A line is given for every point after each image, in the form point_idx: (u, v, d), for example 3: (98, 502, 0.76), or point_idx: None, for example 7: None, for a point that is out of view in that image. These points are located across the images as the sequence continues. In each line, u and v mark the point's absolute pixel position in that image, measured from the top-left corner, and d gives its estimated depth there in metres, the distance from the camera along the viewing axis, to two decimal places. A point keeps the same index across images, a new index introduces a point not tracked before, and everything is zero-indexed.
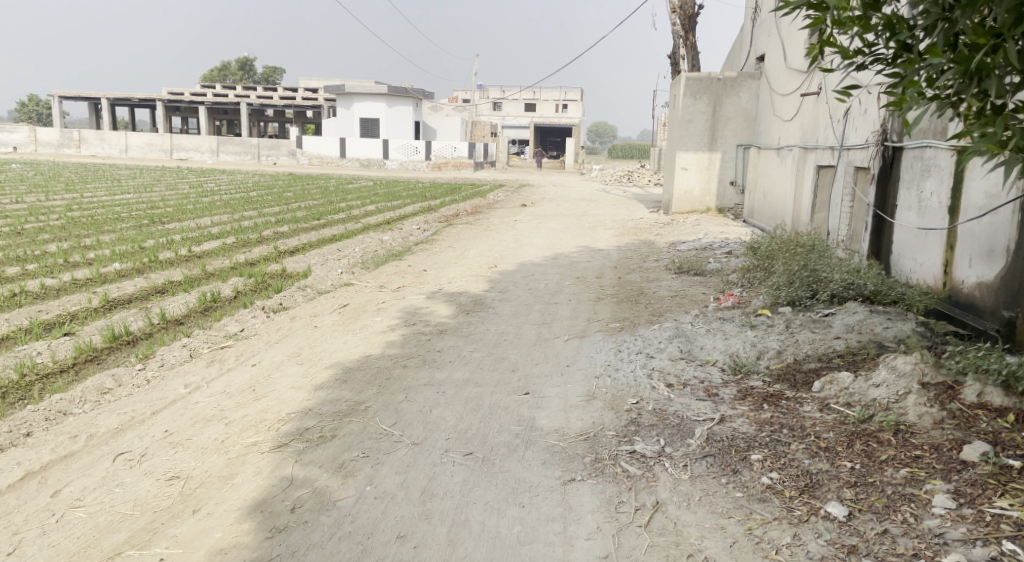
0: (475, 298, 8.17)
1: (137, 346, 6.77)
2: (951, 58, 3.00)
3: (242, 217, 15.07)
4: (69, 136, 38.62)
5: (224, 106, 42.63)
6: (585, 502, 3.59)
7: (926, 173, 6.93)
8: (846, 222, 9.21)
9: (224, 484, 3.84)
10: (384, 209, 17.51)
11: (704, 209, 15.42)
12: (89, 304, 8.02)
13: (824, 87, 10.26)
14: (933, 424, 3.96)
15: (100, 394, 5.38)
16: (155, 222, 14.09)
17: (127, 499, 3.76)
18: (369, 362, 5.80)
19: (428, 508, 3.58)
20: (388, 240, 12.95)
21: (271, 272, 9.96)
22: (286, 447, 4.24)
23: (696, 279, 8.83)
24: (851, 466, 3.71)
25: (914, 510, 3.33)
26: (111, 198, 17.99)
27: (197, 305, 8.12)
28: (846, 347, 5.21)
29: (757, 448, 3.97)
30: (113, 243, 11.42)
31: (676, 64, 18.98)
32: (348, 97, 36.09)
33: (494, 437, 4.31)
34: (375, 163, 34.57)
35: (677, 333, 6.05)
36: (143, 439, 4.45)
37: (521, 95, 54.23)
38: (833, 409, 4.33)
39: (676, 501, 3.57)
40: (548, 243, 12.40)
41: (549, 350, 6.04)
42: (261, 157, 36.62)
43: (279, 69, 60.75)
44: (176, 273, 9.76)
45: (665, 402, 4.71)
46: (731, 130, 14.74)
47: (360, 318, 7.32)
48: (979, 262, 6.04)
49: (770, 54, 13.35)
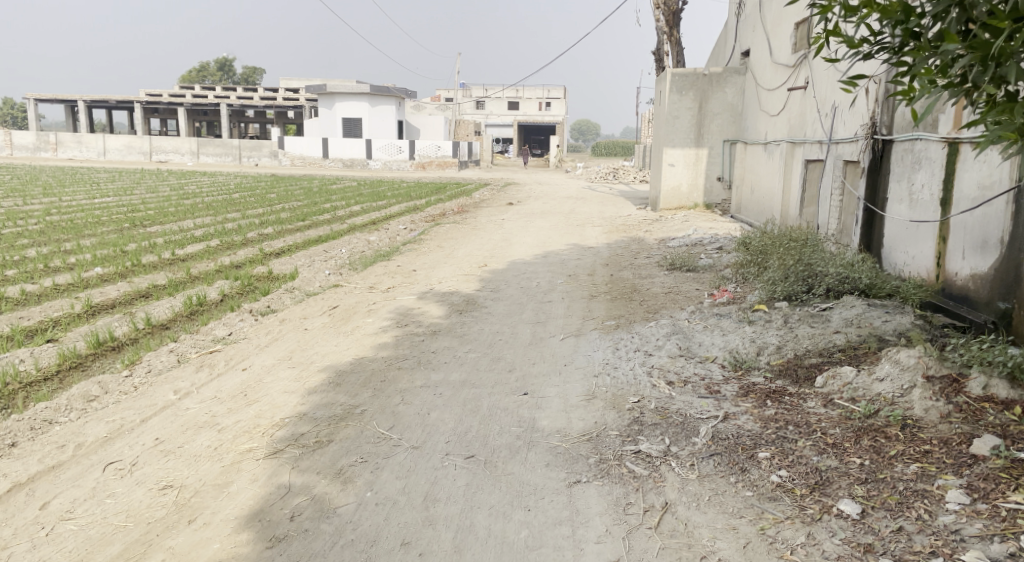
0: (466, 298, 8.07)
1: (123, 352, 6.61)
2: (968, 44, 2.95)
3: (225, 219, 14.86)
4: (46, 139, 38.08)
5: (204, 107, 42.21)
6: (592, 504, 3.52)
7: (917, 165, 6.90)
8: (836, 216, 9.20)
9: (219, 493, 3.73)
10: (369, 209, 17.34)
11: (692, 206, 15.40)
12: (72, 310, 7.84)
13: (812, 80, 10.23)
14: (940, 418, 3.92)
15: (87, 402, 5.23)
16: (136, 225, 13.87)
17: (119, 510, 3.63)
18: (363, 365, 5.69)
19: (431, 513, 3.49)
20: (375, 240, 12.80)
21: (257, 274, 9.81)
22: (282, 454, 4.12)
23: (688, 275, 8.78)
24: (861, 462, 3.65)
25: (928, 507, 3.28)
26: (90, 201, 17.71)
27: (184, 309, 7.98)
28: (846, 342, 5.16)
29: (764, 446, 3.90)
30: (94, 248, 11.22)
31: (660, 60, 18.96)
32: (330, 97, 35.86)
33: (495, 439, 4.22)
34: (358, 163, 34.31)
35: (674, 329, 5.99)
36: (134, 448, 4.32)
37: (504, 93, 54.11)
38: (838, 404, 4.28)
39: (685, 501, 3.50)
40: (537, 241, 12.32)
41: (545, 350, 5.95)
42: (242, 158, 36.26)
43: (260, 70, 60.49)
44: (160, 277, 9.59)
45: (667, 400, 4.64)
46: (718, 126, 14.72)
47: (351, 319, 7.21)
48: (972, 254, 6.03)
49: (756, 49, 13.33)
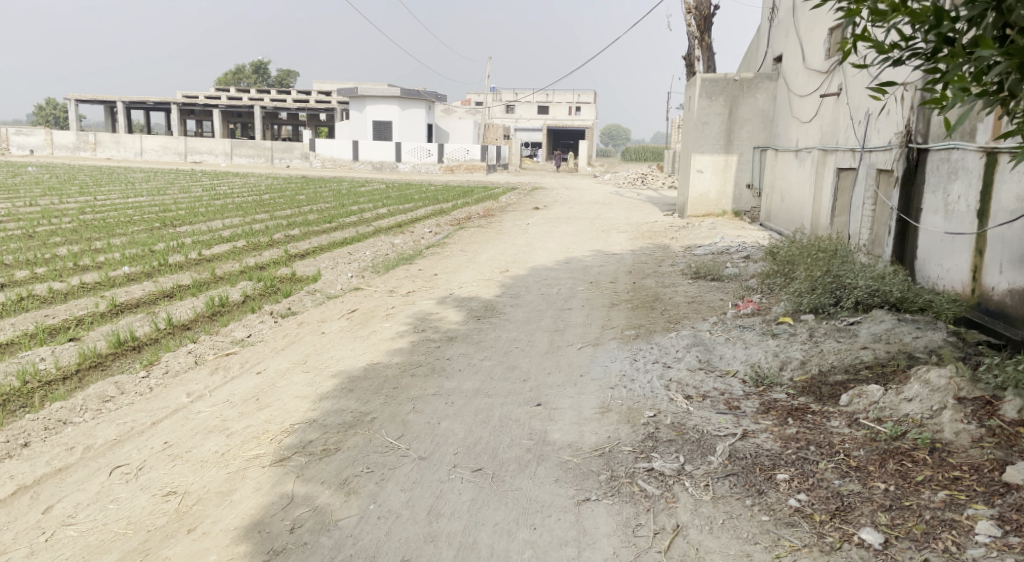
0: (486, 304, 7.98)
1: (143, 352, 6.61)
2: (1004, 51, 2.78)
3: (253, 220, 14.94)
4: (85, 139, 38.86)
5: (238, 109, 42.75)
6: (600, 525, 3.39)
7: (953, 176, 6.67)
8: (867, 226, 8.96)
9: (221, 501, 3.67)
10: (396, 212, 17.33)
11: (719, 213, 15.17)
12: (96, 309, 7.89)
13: (846, 86, 9.98)
14: (971, 442, 3.73)
15: (102, 402, 5.22)
16: (166, 225, 14.01)
17: (120, 516, 3.59)
18: (376, 371, 5.62)
19: (434, 529, 3.39)
20: (399, 244, 12.77)
21: (280, 276, 9.81)
22: (288, 461, 4.05)
23: (713, 285, 8.59)
24: (885, 487, 3.48)
25: (955, 538, 3.11)
26: (124, 200, 17.96)
27: (205, 310, 7.97)
28: (874, 358, 4.97)
29: (783, 467, 3.75)
30: (123, 246, 11.33)
31: (690, 65, 18.74)
32: (362, 100, 36.15)
33: (503, 452, 4.11)
34: (388, 165, 34.42)
35: (695, 341, 5.84)
36: (141, 451, 4.28)
37: (534, 98, 54.11)
38: (862, 424, 4.10)
39: (697, 524, 3.36)
40: (561, 247, 12.18)
41: (562, 359, 5.83)
42: (274, 160, 36.59)
43: (293, 72, 61.23)
44: (185, 277, 9.63)
45: (684, 415, 4.49)
46: (748, 133, 14.48)
47: (369, 324, 7.14)
48: (1010, 268, 5.79)
49: (788, 55, 13.09)
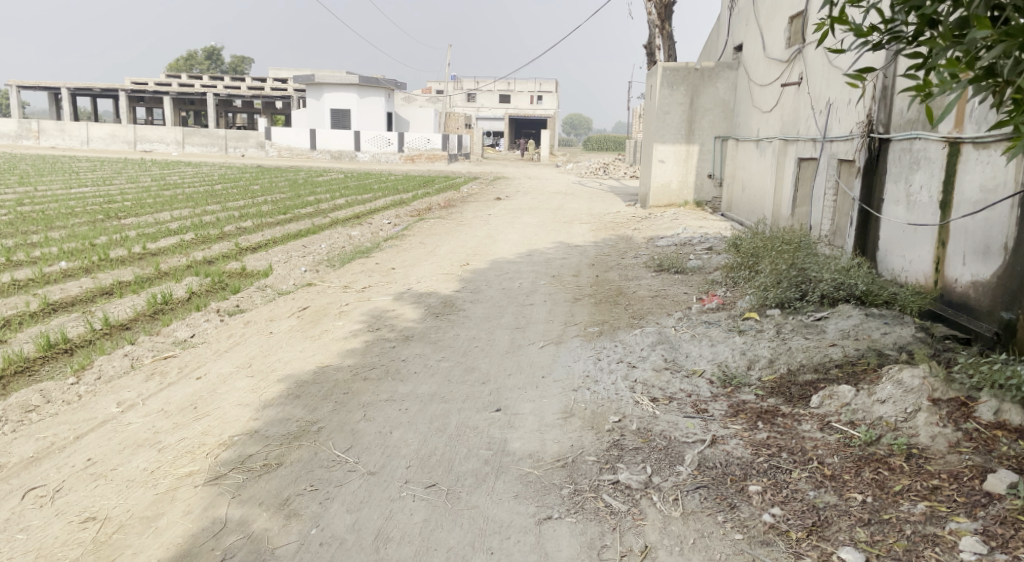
0: (444, 299, 7.68)
1: (74, 355, 6.16)
2: (1002, 30, 2.58)
3: (204, 212, 14.33)
4: (28, 127, 37.42)
5: (190, 97, 41.51)
6: (562, 547, 3.15)
7: (915, 166, 6.55)
8: (829, 217, 8.85)
9: (145, 528, 3.34)
10: (354, 203, 16.81)
11: (681, 203, 15.05)
12: (26, 309, 7.37)
13: (807, 74, 9.83)
14: (948, 448, 3.55)
15: (23, 413, 4.81)
16: (110, 217, 13.36)
17: (28, 549, 3.25)
18: (325, 375, 5.27)
19: (381, 556, 3.13)
20: (357, 236, 12.34)
21: (229, 272, 9.36)
22: (223, 480, 3.71)
23: (676, 278, 8.40)
24: (862, 499, 3.30)
25: (940, 557, 2.94)
26: (67, 191, 17.16)
27: (146, 308, 7.53)
28: (844, 356, 4.80)
29: (755, 477, 3.54)
30: (62, 240, 10.75)
31: (651, 54, 18.55)
32: (319, 88, 35.38)
33: (460, 465, 3.83)
34: (346, 155, 33.61)
35: (660, 338, 5.62)
36: (60, 470, 3.90)
37: (496, 86, 53.44)
38: (835, 428, 3.91)
39: (667, 545, 3.14)
40: (522, 238, 11.89)
41: (523, 359, 5.57)
42: (228, 149, 35.57)
43: (247, 60, 60.14)
44: (126, 273, 9.11)
45: (650, 420, 4.26)
46: (709, 122, 14.32)
47: (321, 322, 6.80)
48: (973, 260, 5.67)
49: (749, 44, 12.93)
